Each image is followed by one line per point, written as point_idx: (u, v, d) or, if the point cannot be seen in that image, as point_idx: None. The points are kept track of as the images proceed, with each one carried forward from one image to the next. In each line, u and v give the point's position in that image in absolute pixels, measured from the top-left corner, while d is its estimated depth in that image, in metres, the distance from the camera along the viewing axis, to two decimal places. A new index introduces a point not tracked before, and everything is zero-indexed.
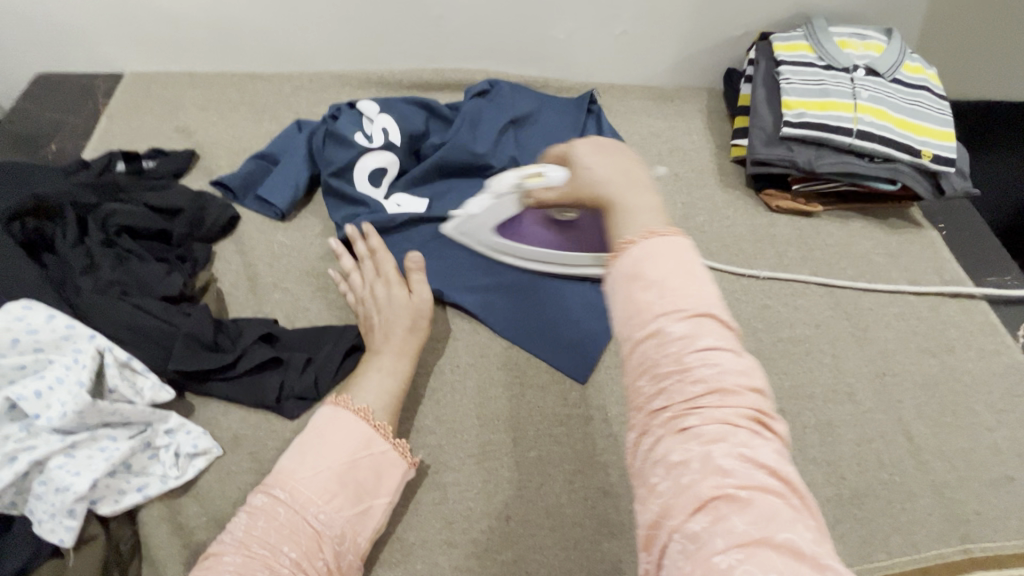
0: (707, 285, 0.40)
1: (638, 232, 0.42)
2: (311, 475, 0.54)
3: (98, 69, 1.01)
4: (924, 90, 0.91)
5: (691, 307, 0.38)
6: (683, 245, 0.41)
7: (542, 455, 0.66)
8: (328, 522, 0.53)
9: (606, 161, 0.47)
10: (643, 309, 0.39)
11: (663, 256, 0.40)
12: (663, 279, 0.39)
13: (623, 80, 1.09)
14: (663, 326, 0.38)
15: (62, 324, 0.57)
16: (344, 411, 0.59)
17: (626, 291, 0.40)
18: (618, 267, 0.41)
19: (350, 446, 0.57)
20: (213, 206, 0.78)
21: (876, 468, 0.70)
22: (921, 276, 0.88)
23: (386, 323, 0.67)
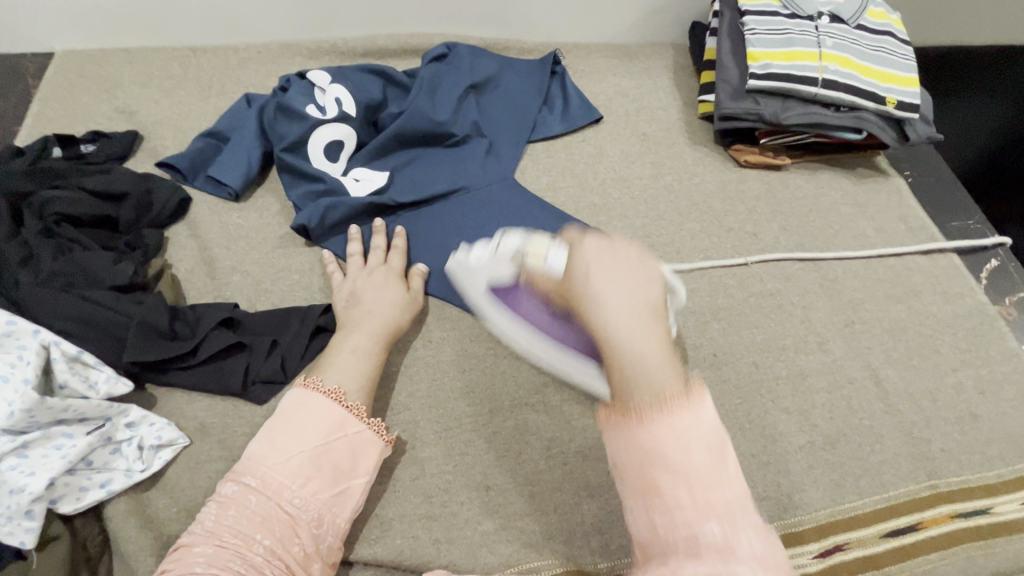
0: (730, 459, 0.37)
1: (610, 286, 0.39)
2: (283, 460, 0.53)
3: (24, 49, 0.93)
4: (888, 35, 0.90)
5: (717, 498, 0.36)
6: (704, 413, 0.37)
7: (519, 423, 0.66)
8: (303, 506, 0.53)
9: (635, 283, 0.39)
10: (663, 493, 0.36)
11: (688, 426, 0.36)
12: (680, 457, 0.36)
13: (587, 39, 1.05)
14: (693, 525, 0.35)
15: (1, 320, 0.54)
16: (315, 394, 0.57)
17: (600, 341, 0.38)
18: (585, 320, 0.39)
19: (323, 429, 0.56)
20: (161, 189, 0.74)
21: (846, 413, 0.71)
22: (887, 225, 0.89)
23: (371, 309, 0.66)
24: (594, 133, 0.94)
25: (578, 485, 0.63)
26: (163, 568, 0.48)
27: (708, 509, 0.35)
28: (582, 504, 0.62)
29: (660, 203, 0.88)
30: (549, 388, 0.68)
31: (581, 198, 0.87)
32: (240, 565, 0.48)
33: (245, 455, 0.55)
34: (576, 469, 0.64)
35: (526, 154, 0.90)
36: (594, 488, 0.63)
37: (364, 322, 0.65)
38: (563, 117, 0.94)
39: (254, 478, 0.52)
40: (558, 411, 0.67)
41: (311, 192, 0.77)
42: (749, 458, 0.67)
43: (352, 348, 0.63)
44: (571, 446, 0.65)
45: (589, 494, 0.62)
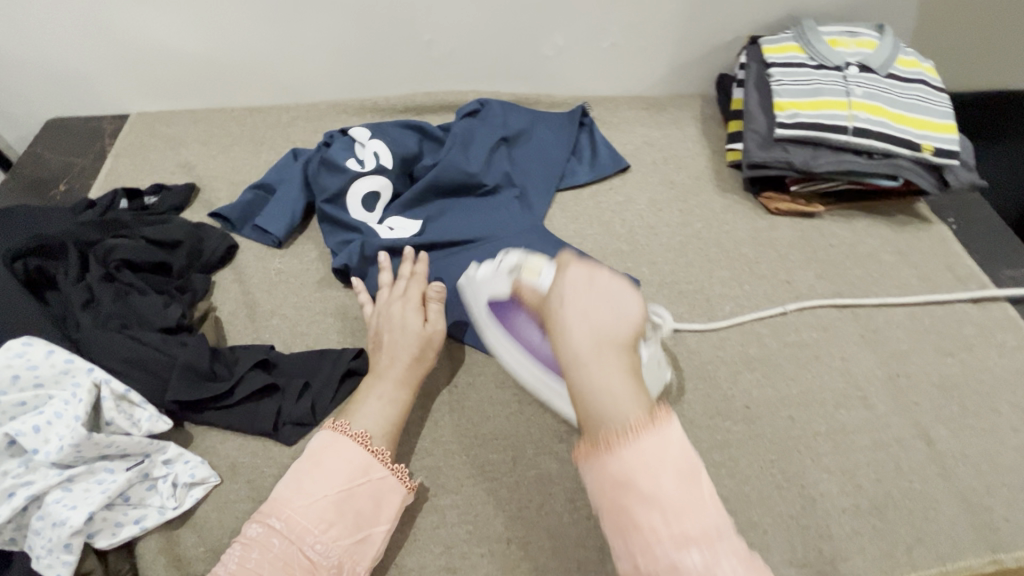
0: (702, 476, 0.43)
1: (626, 425, 0.43)
2: (308, 503, 0.54)
3: (105, 111, 1.04)
4: (921, 83, 0.90)
5: (688, 509, 0.41)
6: (674, 440, 0.43)
7: (542, 473, 0.65)
8: (323, 553, 0.53)
9: (608, 314, 0.48)
10: (643, 530, 0.41)
11: (660, 462, 0.41)
12: (655, 489, 0.41)
13: (615, 92, 1.09)
14: (672, 557, 0.40)
15: (61, 359, 0.58)
16: (340, 437, 0.58)
17: (615, 498, 0.42)
18: (602, 478, 0.43)
19: (347, 474, 0.56)
20: (211, 237, 0.80)
21: (895, 475, 0.66)
22: (932, 274, 0.86)
23: (393, 344, 0.67)
24: (621, 181, 0.96)
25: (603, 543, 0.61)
26: None
27: (676, 537, 0.40)
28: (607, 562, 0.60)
29: (689, 250, 0.88)
30: (573, 437, 0.68)
31: (609, 244, 0.88)
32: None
33: (274, 492, 0.56)
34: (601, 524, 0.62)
35: (554, 202, 0.93)
36: None
37: (387, 363, 0.66)
38: (591, 166, 0.96)
39: (277, 520, 0.54)
40: None
41: (348, 239, 0.81)
42: (787, 520, 0.63)
43: (376, 393, 0.64)
44: None
45: None
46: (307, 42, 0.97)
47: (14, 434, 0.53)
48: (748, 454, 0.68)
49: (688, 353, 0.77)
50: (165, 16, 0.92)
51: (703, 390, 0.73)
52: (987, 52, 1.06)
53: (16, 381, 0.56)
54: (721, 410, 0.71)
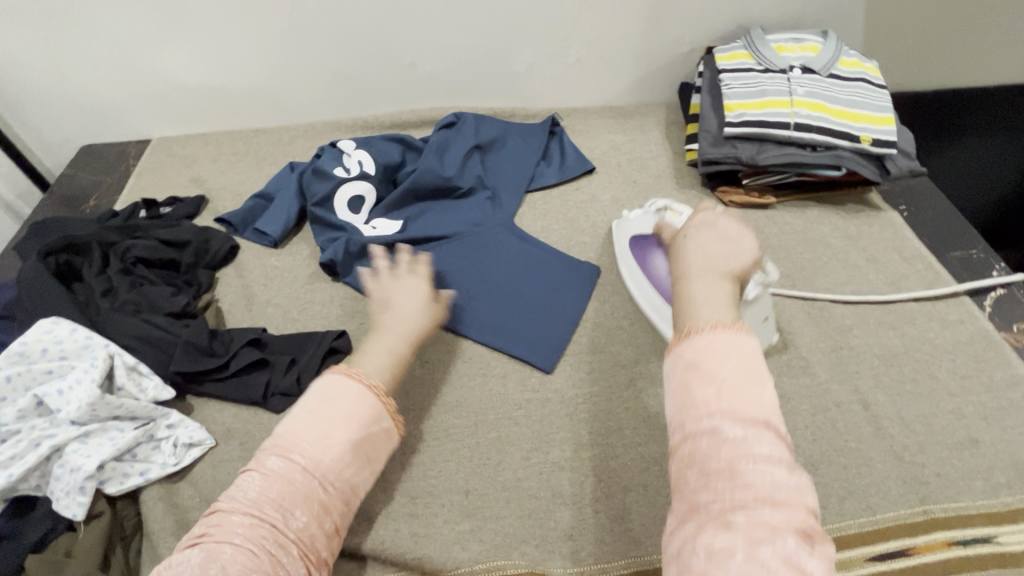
0: (768, 393, 0.49)
1: (705, 322, 0.53)
2: (327, 446, 0.58)
3: (132, 137, 1.18)
4: (862, 81, 0.96)
5: (749, 406, 0.48)
6: (745, 346, 0.51)
7: (501, 435, 0.72)
8: (339, 487, 0.58)
9: (727, 251, 0.59)
10: (699, 402, 0.48)
11: (738, 352, 0.51)
12: (723, 370, 0.50)
13: (585, 103, 1.19)
14: (720, 425, 0.47)
15: (82, 335, 0.68)
16: (355, 385, 0.61)
17: (684, 375, 0.51)
18: (682, 353, 0.52)
19: (363, 420, 0.60)
20: (216, 239, 0.90)
21: (832, 436, 0.71)
22: (880, 256, 0.91)
23: (400, 311, 0.71)
24: (587, 181, 1.05)
25: (552, 494, 0.67)
26: (200, 530, 0.53)
27: (731, 415, 0.47)
28: (556, 512, 0.65)
29: None
30: (531, 404, 0.74)
31: (574, 237, 0.96)
32: (272, 542, 0.53)
33: (293, 426, 0.58)
34: (551, 479, 0.68)
35: (525, 202, 1.01)
36: (568, 498, 0.66)
37: (396, 327, 0.70)
38: (560, 169, 1.05)
39: (300, 456, 0.57)
40: (538, 426, 0.72)
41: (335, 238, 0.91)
42: None
43: (379, 349, 0.67)
44: (549, 458, 0.70)
45: (563, 503, 0.66)
46: (305, 69, 1.10)
47: (42, 396, 0.63)
48: None
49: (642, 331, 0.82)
50: (184, 53, 1.06)
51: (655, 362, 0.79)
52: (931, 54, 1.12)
53: (45, 353, 0.66)
54: None
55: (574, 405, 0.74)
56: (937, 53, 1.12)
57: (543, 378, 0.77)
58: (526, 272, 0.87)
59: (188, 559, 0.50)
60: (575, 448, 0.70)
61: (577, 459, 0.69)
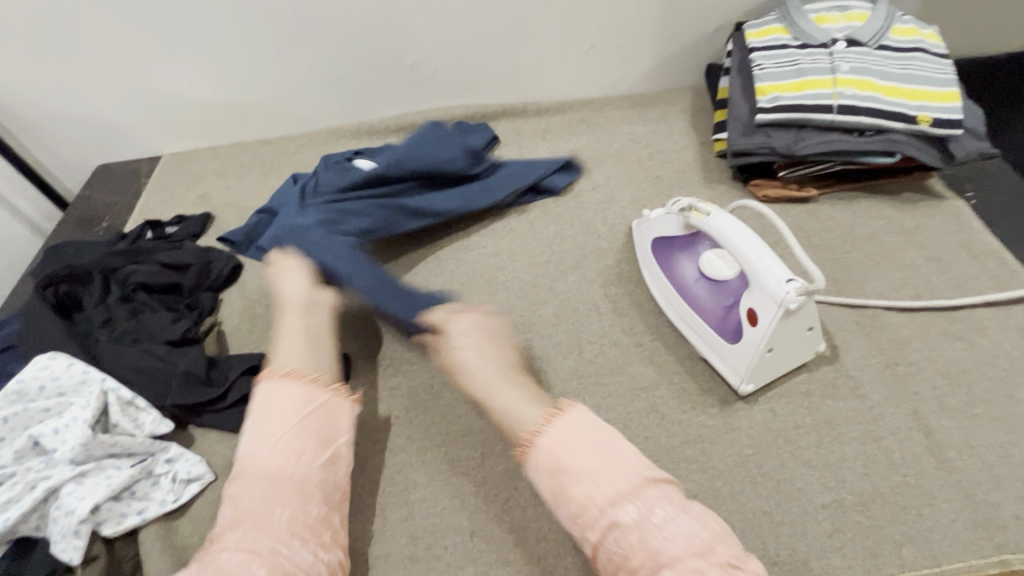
0: (620, 446, 0.56)
1: (542, 421, 0.59)
2: (298, 405, 0.60)
3: (143, 154, 1.18)
4: (918, 51, 0.84)
5: (617, 481, 0.53)
6: (581, 418, 0.58)
7: (509, 468, 0.67)
8: (326, 431, 0.61)
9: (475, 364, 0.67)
10: (587, 503, 0.53)
11: (570, 442, 0.56)
12: (580, 464, 0.55)
13: (601, 93, 1.10)
14: (611, 514, 0.52)
15: (79, 370, 0.67)
16: (280, 370, 0.63)
17: (556, 482, 0.55)
18: (544, 465, 0.56)
19: (315, 381, 0.63)
20: (219, 259, 0.88)
21: (886, 469, 0.62)
22: (943, 253, 0.79)
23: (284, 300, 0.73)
24: (604, 180, 0.97)
25: (564, 536, 0.62)
26: (213, 533, 0.55)
27: (612, 501, 0.53)
28: (568, 556, 0.60)
29: None
30: None
31: (589, 242, 0.88)
32: (281, 517, 0.54)
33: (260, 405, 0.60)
34: None
35: (536, 206, 0.94)
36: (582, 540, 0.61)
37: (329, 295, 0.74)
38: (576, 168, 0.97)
39: (275, 428, 0.59)
40: None
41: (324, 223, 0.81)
42: (760, 516, 0.60)
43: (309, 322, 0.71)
44: None
45: (576, 546, 0.61)
46: (304, 76, 1.06)
47: (37, 436, 0.63)
48: (723, 449, 0.65)
49: (664, 348, 0.74)
50: (183, 68, 1.03)
51: (679, 384, 0.71)
52: (1001, 12, 0.98)
53: (43, 391, 0.65)
54: (697, 403, 0.69)
55: None
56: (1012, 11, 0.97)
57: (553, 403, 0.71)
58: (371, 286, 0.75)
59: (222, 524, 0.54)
60: None
61: None
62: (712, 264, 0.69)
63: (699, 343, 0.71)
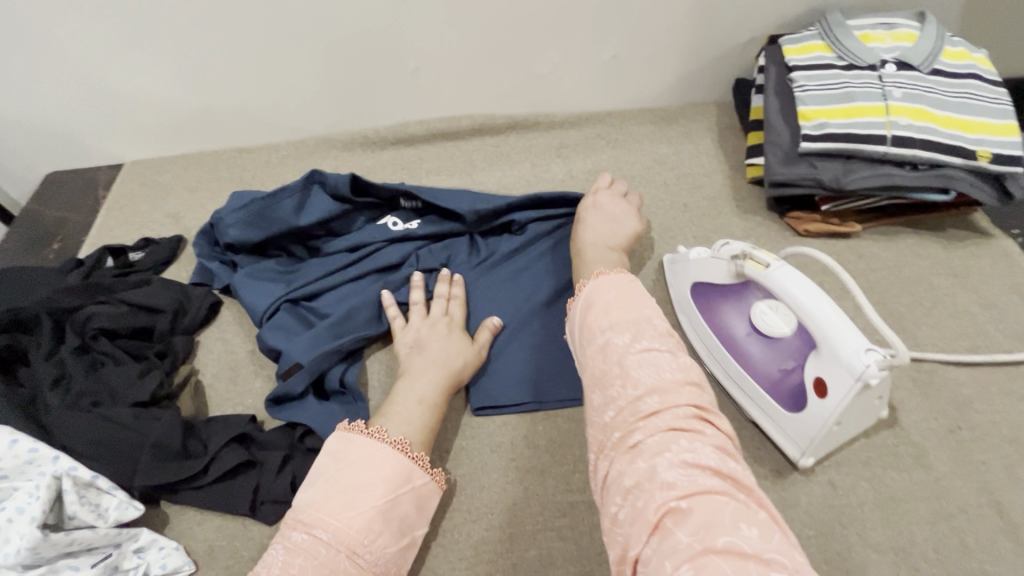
0: (650, 302, 0.51)
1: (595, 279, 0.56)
2: (348, 515, 0.51)
3: (99, 162, 1.04)
4: (973, 78, 0.78)
5: (632, 321, 0.49)
6: (627, 281, 0.54)
7: (542, 553, 0.59)
8: (376, 557, 0.51)
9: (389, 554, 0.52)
10: (597, 335, 0.49)
11: (613, 292, 0.53)
12: (608, 312, 0.50)
13: (620, 105, 1.01)
14: (610, 338, 0.48)
15: (25, 448, 0.55)
16: (378, 445, 0.56)
17: (581, 330, 0.52)
18: (577, 309, 0.54)
19: (387, 480, 0.54)
20: (195, 295, 0.77)
21: (960, 554, 0.56)
22: (997, 299, 0.74)
23: (440, 354, 0.67)
24: None
25: None
26: None
27: (626, 344, 0.47)
28: None
29: None
30: (577, 510, 0.61)
31: None
32: None
33: (346, 447, 0.55)
34: None
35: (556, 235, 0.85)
36: None
37: (429, 368, 0.66)
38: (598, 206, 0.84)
39: (323, 531, 0.49)
40: (587, 540, 0.59)
41: (282, 268, 0.78)
42: None
43: (409, 393, 0.63)
44: None
45: None
46: (289, 79, 0.93)
47: None
48: None
49: None
50: (150, 67, 0.90)
51: None
52: None
53: None
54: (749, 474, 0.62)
55: None
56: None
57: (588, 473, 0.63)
58: (286, 338, 0.70)
59: (270, 563, 0.48)
60: None
61: None
62: (766, 318, 0.62)
63: (747, 404, 0.64)
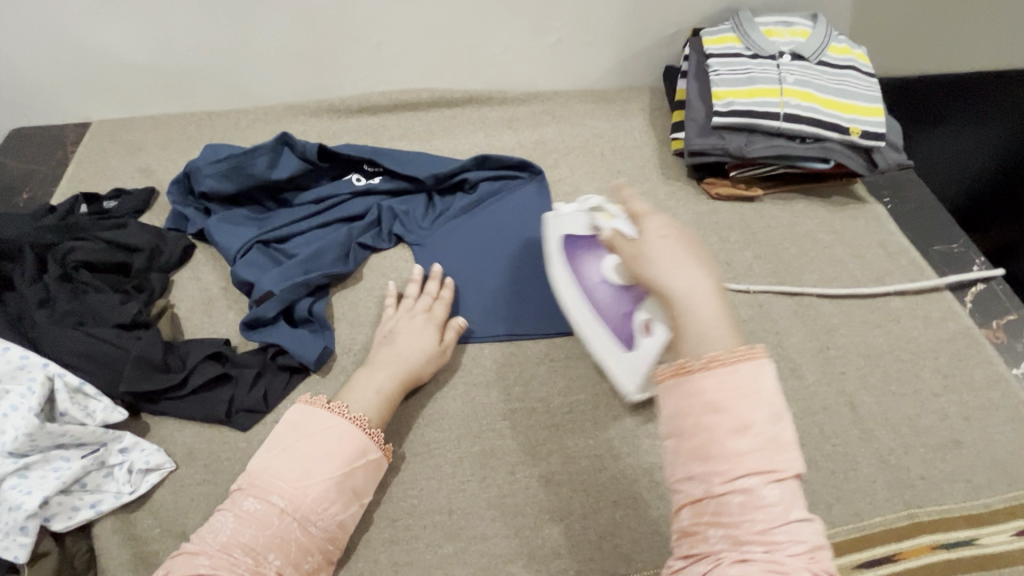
0: (788, 427, 0.43)
1: (729, 350, 0.44)
2: (304, 487, 0.57)
3: (66, 120, 1.07)
4: (852, 69, 0.93)
5: (771, 456, 0.42)
6: (765, 374, 0.44)
7: (485, 449, 0.69)
8: (324, 527, 0.57)
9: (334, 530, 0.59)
10: (721, 453, 0.42)
11: (748, 389, 0.43)
12: (744, 415, 0.42)
13: (565, 86, 1.13)
14: (751, 485, 0.41)
15: (17, 355, 0.61)
16: (338, 422, 0.61)
17: (699, 418, 0.43)
18: (698, 394, 0.43)
19: (345, 455, 0.60)
20: (171, 237, 0.83)
21: (820, 440, 0.70)
22: (866, 251, 0.90)
23: (403, 345, 0.72)
24: (569, 172, 1.00)
25: (539, 511, 0.65)
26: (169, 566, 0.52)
27: (762, 469, 0.41)
28: (543, 528, 0.64)
29: None
30: (515, 415, 0.72)
31: None
32: None
33: (309, 424, 0.60)
34: (538, 494, 0.66)
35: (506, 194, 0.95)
36: (556, 514, 0.65)
37: (389, 361, 0.70)
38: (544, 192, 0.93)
39: (278, 498, 0.56)
40: (523, 437, 0.70)
41: (253, 217, 0.85)
42: None
43: (367, 382, 0.68)
44: (535, 472, 0.68)
45: (550, 519, 0.64)
46: (259, 46, 1.00)
47: None
48: None
49: None
50: (122, 26, 0.95)
51: None
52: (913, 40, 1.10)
53: None
54: None
55: (561, 415, 0.72)
56: (950, 32, 1.06)
57: (526, 386, 0.74)
58: (257, 274, 0.77)
59: (220, 529, 0.54)
60: (563, 462, 0.68)
61: (565, 472, 0.67)
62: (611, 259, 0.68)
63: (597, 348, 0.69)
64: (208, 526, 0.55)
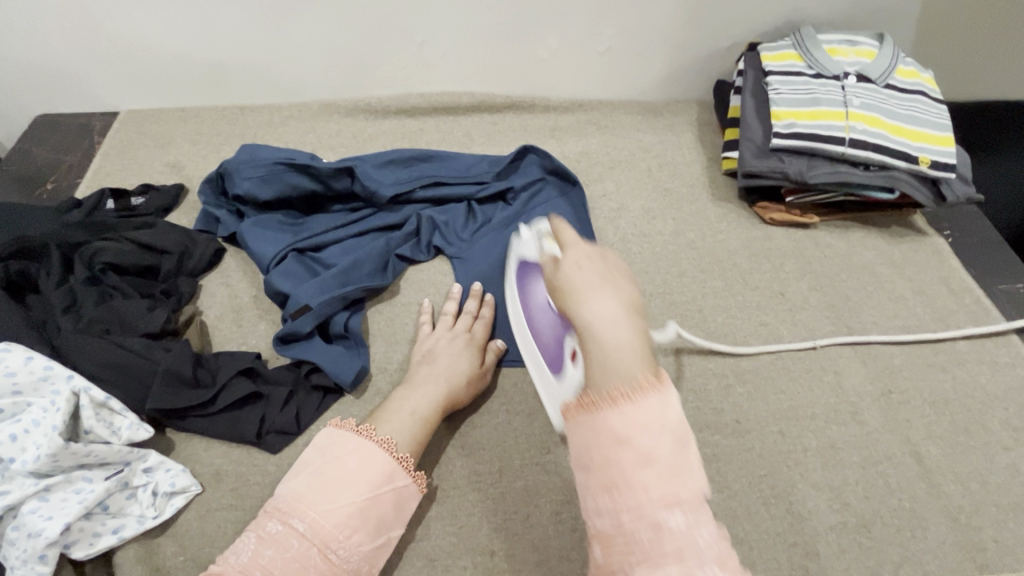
0: (692, 452, 0.39)
1: (627, 383, 0.39)
2: (329, 509, 0.53)
3: (93, 109, 1.03)
4: (920, 94, 0.89)
5: (681, 488, 0.37)
6: (671, 407, 0.39)
7: (528, 485, 0.65)
8: (346, 557, 0.52)
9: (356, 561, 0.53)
10: (629, 482, 0.37)
11: (653, 428, 0.38)
12: (649, 478, 0.37)
13: (610, 96, 1.08)
14: (657, 514, 0.36)
15: (40, 365, 0.57)
16: (368, 443, 0.58)
17: (608, 453, 0.38)
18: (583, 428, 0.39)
19: (373, 480, 0.56)
20: (200, 238, 0.78)
21: (884, 493, 0.66)
22: (927, 287, 0.85)
23: (442, 365, 0.68)
24: (614, 188, 0.96)
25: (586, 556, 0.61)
26: None
27: (665, 497, 0.36)
28: None
29: (681, 259, 0.87)
30: (560, 449, 0.68)
31: None
32: None
33: (336, 444, 0.57)
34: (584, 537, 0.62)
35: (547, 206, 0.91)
36: None
37: (431, 382, 0.66)
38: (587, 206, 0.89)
39: (300, 521, 0.52)
40: (568, 474, 0.66)
41: (286, 221, 0.81)
42: (773, 536, 0.63)
43: (406, 403, 0.64)
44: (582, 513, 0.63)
45: None
46: (297, 40, 0.96)
47: None
48: (736, 469, 0.67)
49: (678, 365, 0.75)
50: (158, 14, 0.91)
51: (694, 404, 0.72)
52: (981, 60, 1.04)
53: None
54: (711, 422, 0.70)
55: None
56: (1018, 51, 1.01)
57: None
58: (291, 283, 0.73)
59: (242, 549, 0.51)
60: None
61: None
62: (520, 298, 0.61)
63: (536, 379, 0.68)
64: (231, 549, 0.52)
